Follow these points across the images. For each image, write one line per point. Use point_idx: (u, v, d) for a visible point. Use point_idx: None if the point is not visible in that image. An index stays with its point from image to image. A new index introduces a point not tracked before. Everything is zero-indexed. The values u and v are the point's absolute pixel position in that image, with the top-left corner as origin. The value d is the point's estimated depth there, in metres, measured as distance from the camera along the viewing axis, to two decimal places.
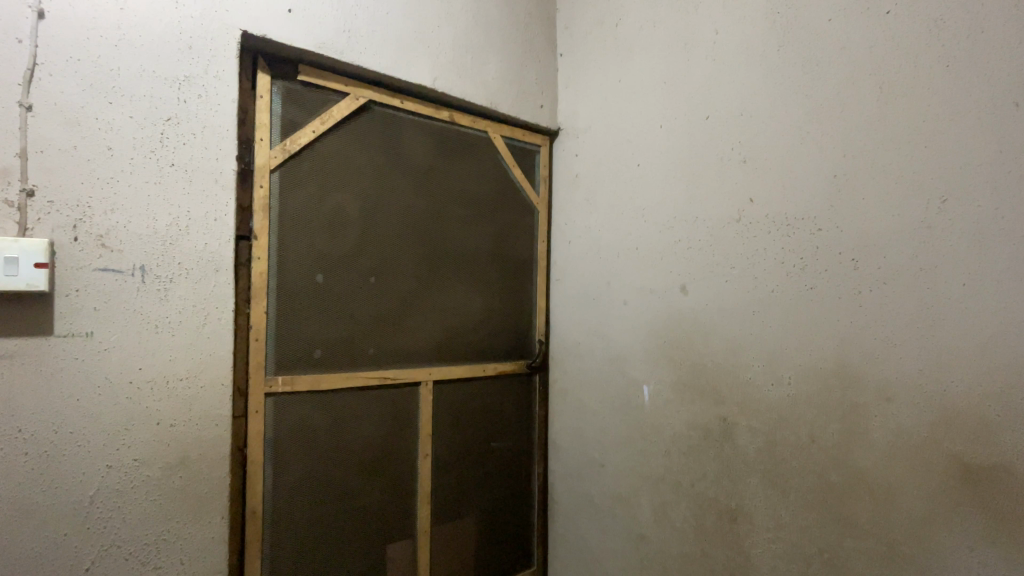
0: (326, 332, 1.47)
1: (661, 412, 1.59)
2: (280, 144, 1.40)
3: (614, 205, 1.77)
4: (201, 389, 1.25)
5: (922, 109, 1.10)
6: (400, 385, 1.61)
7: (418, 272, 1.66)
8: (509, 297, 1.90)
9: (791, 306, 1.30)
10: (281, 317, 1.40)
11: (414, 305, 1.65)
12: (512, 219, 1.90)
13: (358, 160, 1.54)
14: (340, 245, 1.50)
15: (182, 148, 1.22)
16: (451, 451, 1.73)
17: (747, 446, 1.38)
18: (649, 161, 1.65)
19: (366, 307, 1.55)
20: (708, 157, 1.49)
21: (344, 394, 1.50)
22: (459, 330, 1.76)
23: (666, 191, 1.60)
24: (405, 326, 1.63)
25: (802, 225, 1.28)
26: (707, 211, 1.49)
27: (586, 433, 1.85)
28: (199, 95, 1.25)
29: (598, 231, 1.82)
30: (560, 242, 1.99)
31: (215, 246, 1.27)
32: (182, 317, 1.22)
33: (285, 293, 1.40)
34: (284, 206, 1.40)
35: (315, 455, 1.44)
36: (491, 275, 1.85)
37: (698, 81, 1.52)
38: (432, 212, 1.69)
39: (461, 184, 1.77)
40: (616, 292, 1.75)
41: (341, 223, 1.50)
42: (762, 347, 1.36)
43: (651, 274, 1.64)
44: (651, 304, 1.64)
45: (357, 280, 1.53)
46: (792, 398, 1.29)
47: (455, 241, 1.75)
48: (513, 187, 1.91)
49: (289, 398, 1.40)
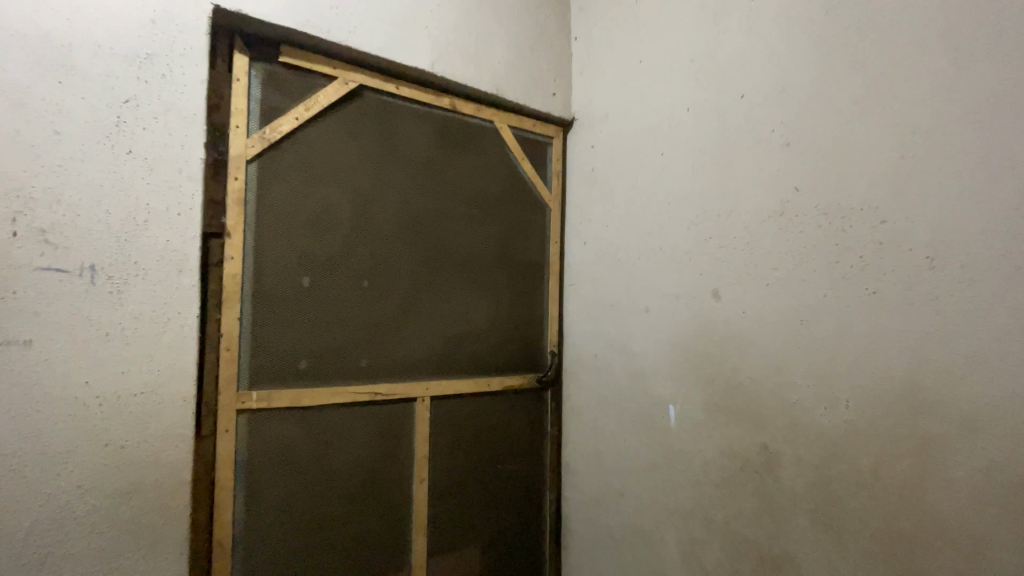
0: (310, 341, 1.32)
1: (688, 436, 1.38)
2: (258, 132, 1.26)
3: (634, 199, 1.55)
4: (160, 406, 1.10)
5: (1016, 73, 0.89)
6: (391, 400, 1.43)
7: (414, 277, 1.49)
8: (517, 304, 1.70)
9: (846, 314, 1.09)
10: (257, 324, 1.25)
11: (410, 311, 1.48)
12: (522, 218, 1.70)
13: (348, 151, 1.39)
14: (327, 245, 1.35)
15: (142, 133, 1.09)
16: (451, 476, 1.54)
17: (795, 480, 1.16)
18: (675, 147, 1.44)
19: (355, 315, 1.39)
20: (744, 141, 1.28)
21: (325, 411, 1.33)
22: (461, 341, 1.57)
23: (693, 182, 1.39)
24: (399, 336, 1.46)
25: (860, 218, 1.07)
26: (742, 203, 1.28)
27: (602, 457, 1.64)
28: (162, 76, 1.12)
29: (618, 229, 1.60)
30: (575, 242, 1.77)
31: (179, 244, 1.13)
32: (139, 323, 1.08)
33: (263, 297, 1.26)
34: (264, 201, 1.27)
35: (294, 479, 1.29)
36: (498, 280, 1.65)
37: (731, 56, 1.32)
38: (429, 209, 1.52)
39: (464, 179, 1.58)
40: (637, 300, 1.54)
41: (328, 220, 1.35)
42: (812, 363, 1.14)
43: (676, 277, 1.42)
44: (676, 314, 1.42)
45: (348, 285, 1.38)
46: (849, 425, 1.08)
47: (457, 241, 1.57)
48: (523, 182, 1.71)
49: (263, 416, 1.25)
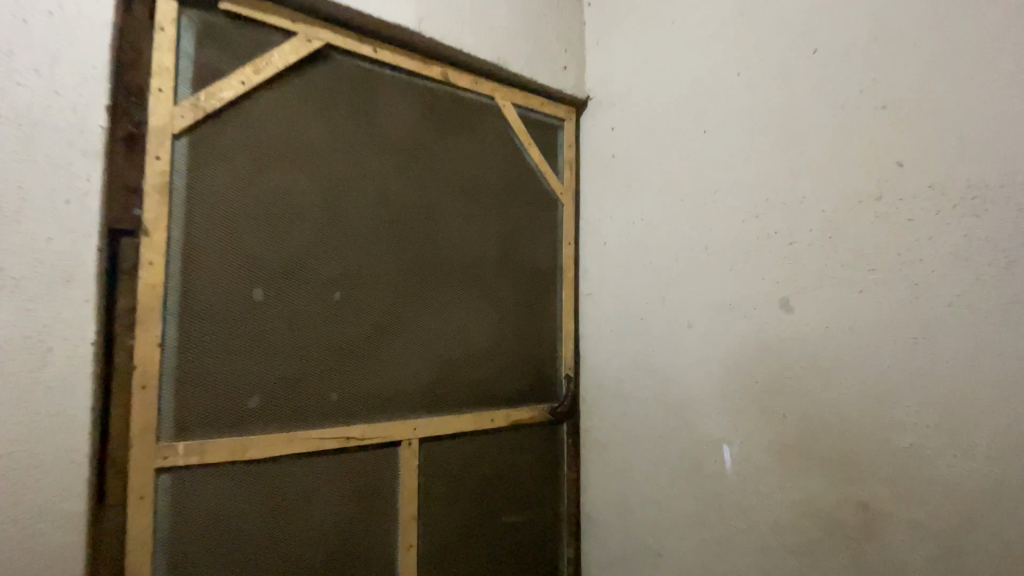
0: (263, 372, 1.01)
1: (750, 487, 1.08)
2: (190, 98, 0.97)
3: (670, 189, 1.26)
4: (37, 469, 0.79)
5: None
6: (367, 446, 1.11)
7: (399, 286, 1.18)
8: (526, 319, 1.38)
9: (981, 329, 0.80)
10: (186, 351, 0.94)
11: (394, 329, 1.17)
12: (529, 215, 1.40)
13: (312, 128, 1.08)
14: (286, 246, 1.04)
15: (14, 90, 0.79)
16: (444, 541, 1.20)
17: (909, 553, 0.87)
18: (723, 122, 1.15)
19: (323, 335, 1.08)
20: (820, 108, 1.00)
21: (278, 463, 1.01)
22: (458, 367, 1.26)
23: (749, 164, 1.10)
24: (379, 362, 1.14)
25: (995, 199, 0.80)
26: (820, 187, 0.99)
27: (633, 508, 1.31)
28: (48, 15, 0.82)
29: (647, 227, 1.31)
30: (593, 243, 1.46)
31: (67, 243, 0.82)
32: (6, 354, 0.77)
33: (195, 315, 0.95)
34: (198, 188, 0.96)
35: (236, 559, 0.96)
36: (501, 291, 1.34)
37: (797, 4, 1.05)
38: (417, 202, 1.21)
39: (459, 167, 1.28)
40: (676, 313, 1.24)
41: (286, 214, 1.05)
42: (932, 396, 0.85)
43: (728, 283, 1.13)
44: (731, 329, 1.12)
45: (315, 298, 1.07)
46: (990, 480, 0.79)
47: (452, 242, 1.26)
48: (529, 171, 1.41)
49: (193, 474, 0.93)
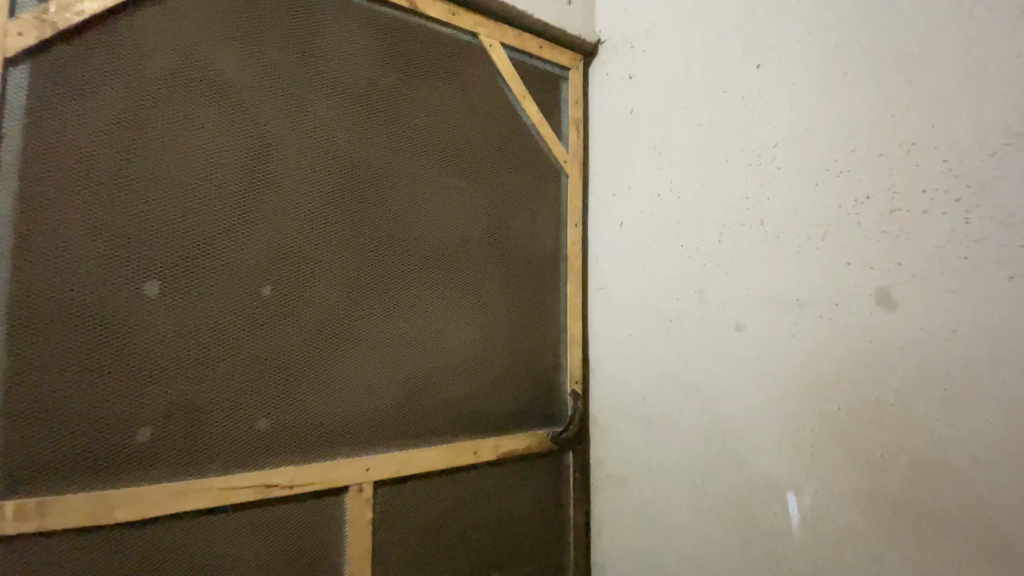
0: (157, 395, 0.73)
1: (831, 554, 0.77)
2: (34, 10, 0.68)
3: (710, 148, 0.96)
4: None
5: None
6: (298, 496, 0.82)
7: (354, 276, 0.89)
8: (524, 319, 1.08)
9: None
10: (26, 369, 0.66)
11: (349, 334, 0.88)
12: (526, 187, 1.10)
13: (226, 60, 0.79)
14: (190, 222, 0.76)
15: None
16: None
17: None
18: (788, 52, 0.85)
19: (246, 342, 0.79)
20: (941, 14, 0.69)
21: (163, 526, 0.73)
22: (434, 384, 0.95)
23: (828, 104, 0.79)
24: (326, 378, 0.85)
25: None
26: (942, 128, 0.68)
27: (660, 566, 1.01)
28: None
29: (679, 200, 1.01)
30: (608, 224, 1.15)
31: None
32: None
33: (42, 318, 0.67)
34: (46, 137, 0.68)
35: None
36: (491, 284, 1.03)
37: None
38: (377, 166, 0.91)
39: (435, 122, 0.98)
40: (719, 312, 0.93)
41: (187, 177, 0.76)
42: None
43: (797, 271, 0.82)
44: (801, 334, 0.82)
45: (235, 292, 0.79)
46: None
47: (426, 221, 0.96)
48: (525, 132, 1.10)
49: (34, 542, 0.66)
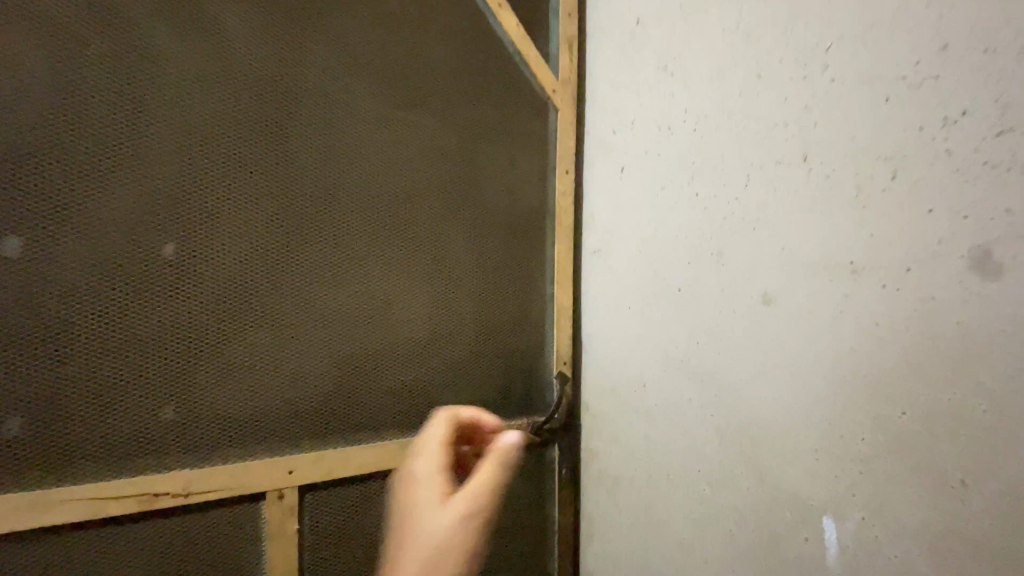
0: (20, 380, 0.58)
1: None
2: None
3: (738, 63, 0.73)
4: None
5: None
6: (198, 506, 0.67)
7: (282, 231, 0.71)
8: (500, 290, 0.89)
9: None
10: None
11: (279, 302, 0.71)
12: (501, 127, 0.89)
13: None
14: (53, 162, 0.59)
15: None
16: None
17: None
18: None
19: (144, 312, 0.63)
20: None
21: (27, 544, 0.59)
22: (388, 363, 0.79)
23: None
24: (248, 358, 0.69)
25: None
26: None
27: None
28: None
29: (694, 134, 0.78)
30: (605, 172, 0.94)
31: None
32: None
33: None
34: None
35: None
36: (458, 246, 0.84)
37: None
38: (305, 97, 0.72)
39: (382, 41, 0.77)
40: (742, 280, 0.72)
41: (42, 107, 0.59)
42: None
43: (853, 225, 0.62)
44: (852, 310, 0.62)
45: (126, 250, 0.63)
46: None
47: (373, 167, 0.77)
48: (501, 56, 0.88)
49: None
